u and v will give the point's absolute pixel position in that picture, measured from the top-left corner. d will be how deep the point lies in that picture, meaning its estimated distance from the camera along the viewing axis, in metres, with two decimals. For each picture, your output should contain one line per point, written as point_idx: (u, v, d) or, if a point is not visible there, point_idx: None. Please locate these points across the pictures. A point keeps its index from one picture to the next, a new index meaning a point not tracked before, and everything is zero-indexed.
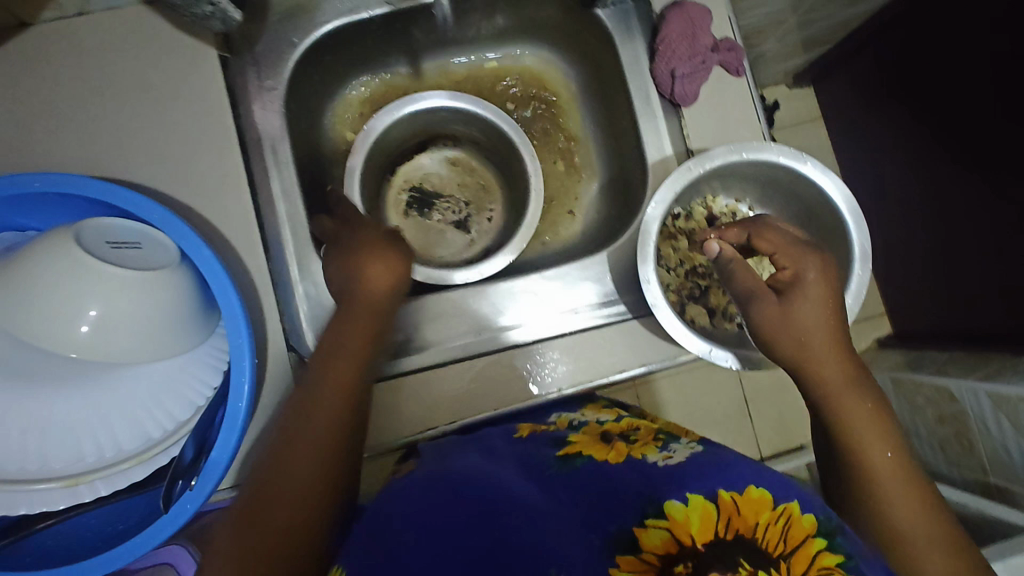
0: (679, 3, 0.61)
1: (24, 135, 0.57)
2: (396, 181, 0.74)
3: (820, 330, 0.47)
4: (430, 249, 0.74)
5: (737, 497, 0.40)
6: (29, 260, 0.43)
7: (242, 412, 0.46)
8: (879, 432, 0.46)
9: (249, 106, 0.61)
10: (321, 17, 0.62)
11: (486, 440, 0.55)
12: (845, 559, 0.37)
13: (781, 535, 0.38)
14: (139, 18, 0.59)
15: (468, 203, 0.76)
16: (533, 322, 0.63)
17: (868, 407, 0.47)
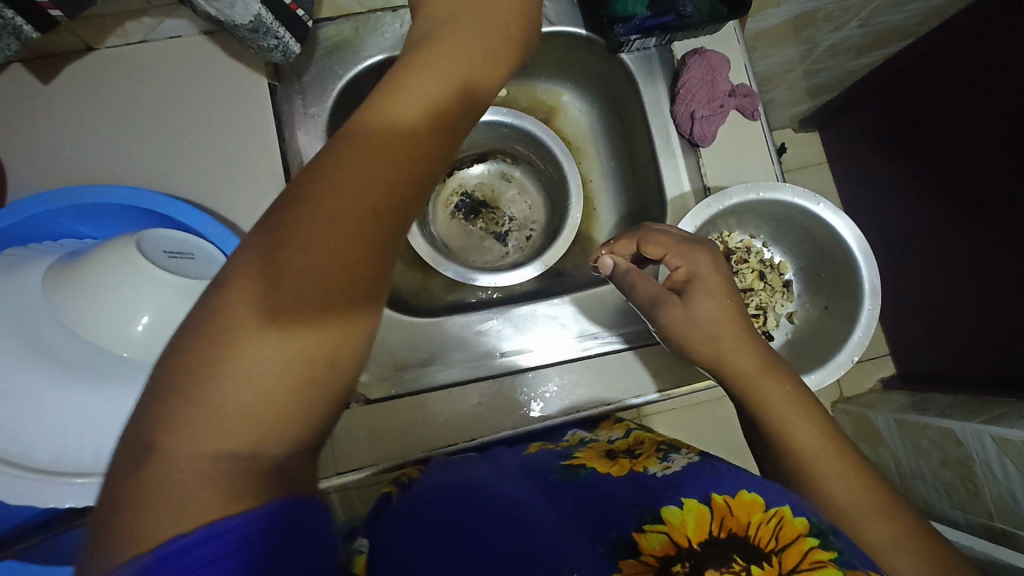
0: (700, 51, 0.65)
1: (84, 149, 0.61)
2: (453, 182, 0.79)
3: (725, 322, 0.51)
4: (467, 253, 0.78)
5: (730, 501, 0.41)
6: (90, 265, 0.46)
7: None
8: (807, 419, 0.48)
9: (293, 131, 0.65)
10: (365, 51, 0.67)
11: (496, 456, 0.57)
12: (838, 556, 0.36)
13: (773, 531, 0.38)
14: (198, 47, 0.63)
15: (513, 218, 0.79)
16: (540, 345, 0.67)
17: (786, 395, 0.49)
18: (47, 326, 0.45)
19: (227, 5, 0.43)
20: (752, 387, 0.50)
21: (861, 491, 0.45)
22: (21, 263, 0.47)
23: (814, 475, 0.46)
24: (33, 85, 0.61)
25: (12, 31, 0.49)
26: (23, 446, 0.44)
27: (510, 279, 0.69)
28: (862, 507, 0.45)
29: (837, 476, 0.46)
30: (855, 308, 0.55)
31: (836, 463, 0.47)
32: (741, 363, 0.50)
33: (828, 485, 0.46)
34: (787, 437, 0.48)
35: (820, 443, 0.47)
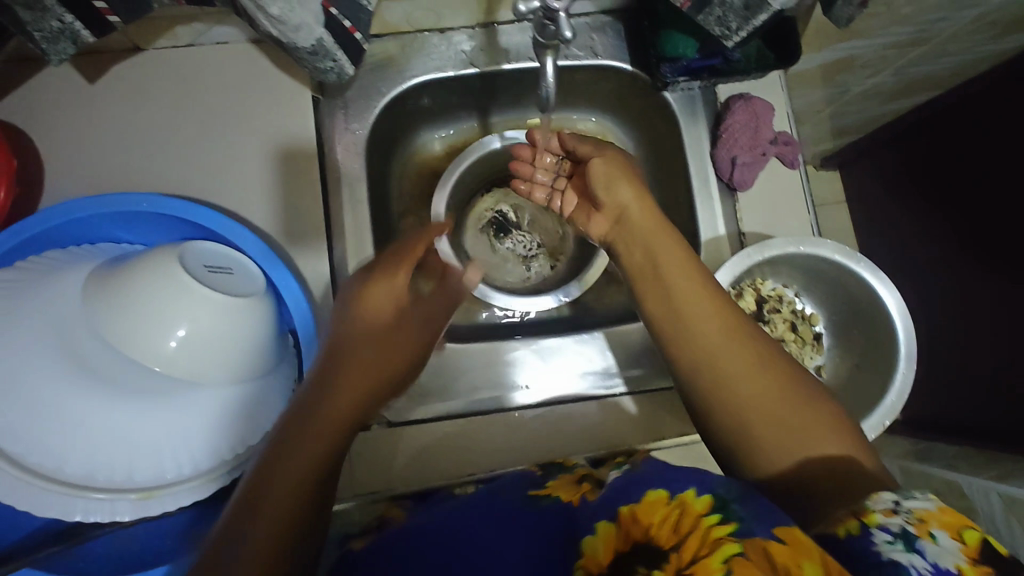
0: (746, 97, 0.65)
1: (124, 149, 0.61)
2: (487, 199, 0.79)
3: (649, 230, 0.55)
4: (491, 271, 0.77)
5: (635, 508, 0.41)
6: (130, 274, 0.45)
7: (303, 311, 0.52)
8: (743, 348, 0.47)
9: (332, 145, 0.65)
10: (409, 70, 0.66)
11: (492, 491, 0.54)
12: (736, 525, 0.35)
13: (673, 524, 0.37)
14: (245, 55, 0.63)
15: (542, 244, 0.79)
16: (540, 377, 0.66)
17: (719, 325, 0.48)
18: (84, 337, 0.44)
19: (293, 30, 0.43)
20: (685, 309, 0.50)
21: (789, 430, 0.43)
22: (66, 271, 0.47)
23: (733, 408, 0.45)
24: (78, 83, 0.61)
25: (69, 35, 0.48)
26: (56, 460, 0.44)
27: (530, 305, 0.69)
28: (784, 453, 0.43)
29: (760, 416, 0.44)
30: (888, 370, 0.55)
31: (763, 397, 0.45)
32: (679, 286, 0.51)
33: (745, 417, 0.44)
34: (715, 365, 0.47)
35: (752, 374, 0.46)
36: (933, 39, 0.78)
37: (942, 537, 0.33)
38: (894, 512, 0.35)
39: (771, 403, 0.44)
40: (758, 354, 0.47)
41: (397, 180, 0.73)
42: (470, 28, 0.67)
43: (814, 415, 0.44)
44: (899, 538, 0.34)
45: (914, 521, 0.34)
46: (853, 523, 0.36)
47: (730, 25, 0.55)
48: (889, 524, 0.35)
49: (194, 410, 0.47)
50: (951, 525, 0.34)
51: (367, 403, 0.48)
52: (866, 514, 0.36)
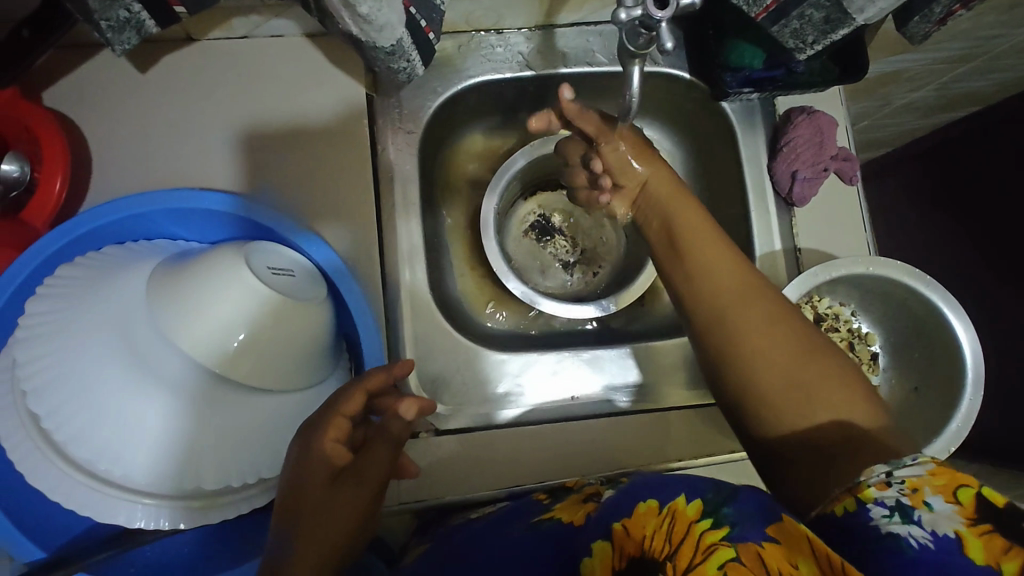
0: (809, 111, 0.64)
1: (174, 141, 0.59)
2: (529, 204, 0.76)
3: (671, 201, 0.52)
4: (531, 276, 0.74)
5: (628, 522, 0.40)
6: (198, 275, 0.44)
7: (335, 269, 0.51)
8: (763, 313, 0.44)
9: (385, 144, 0.63)
10: (465, 71, 0.65)
11: (507, 512, 0.52)
12: (729, 530, 0.35)
13: (666, 535, 0.37)
14: (300, 49, 0.62)
15: (584, 250, 0.76)
16: (583, 387, 0.64)
17: (737, 289, 0.45)
18: (151, 340, 0.43)
19: (377, 30, 0.42)
20: (706, 277, 0.46)
21: (808, 399, 0.41)
22: (129, 270, 0.46)
23: (748, 379, 0.43)
24: (128, 71, 0.59)
25: (135, 25, 0.47)
26: (123, 468, 0.43)
27: (565, 312, 0.66)
28: (800, 423, 0.41)
29: (777, 388, 0.42)
30: (953, 394, 0.54)
31: (781, 368, 0.42)
32: (700, 256, 0.47)
33: (758, 388, 0.42)
34: (729, 336, 0.44)
35: (770, 343, 0.43)
36: (986, 55, 0.69)
37: (937, 502, 0.33)
38: (888, 484, 0.35)
39: (790, 371, 0.41)
40: (777, 318, 0.44)
41: (443, 181, 0.71)
42: (529, 30, 0.65)
43: (831, 378, 0.41)
44: (896, 511, 0.34)
45: (908, 491, 0.34)
46: (850, 499, 0.36)
47: (806, 37, 0.54)
48: (885, 497, 0.35)
49: (257, 418, 0.46)
50: (944, 486, 0.34)
51: (357, 488, 0.43)
52: (861, 489, 0.36)
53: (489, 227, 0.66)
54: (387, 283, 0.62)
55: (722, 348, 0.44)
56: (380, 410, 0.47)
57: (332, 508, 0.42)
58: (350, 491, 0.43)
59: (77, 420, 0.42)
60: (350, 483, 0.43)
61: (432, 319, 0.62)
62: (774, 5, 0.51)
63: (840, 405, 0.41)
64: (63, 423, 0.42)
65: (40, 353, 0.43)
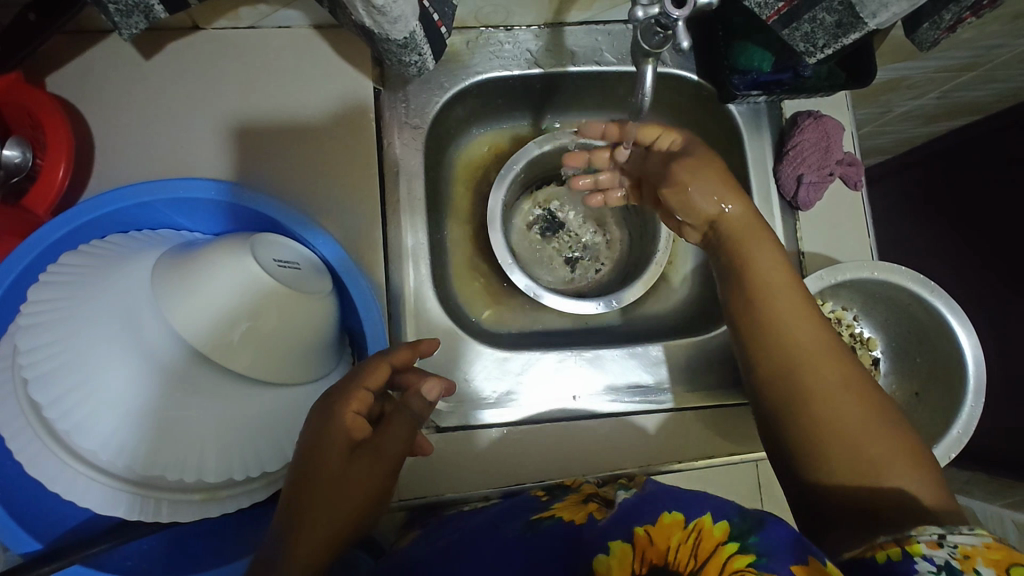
0: (815, 115, 0.64)
1: (178, 131, 0.59)
2: (535, 196, 0.75)
3: (745, 232, 0.50)
4: (534, 271, 0.74)
5: (651, 529, 0.40)
6: (206, 268, 0.43)
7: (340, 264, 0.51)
8: (839, 370, 0.44)
9: (391, 139, 0.63)
10: (472, 66, 0.65)
11: (505, 509, 0.52)
12: (756, 558, 0.36)
13: (691, 551, 0.37)
14: (307, 41, 0.61)
15: (587, 247, 0.76)
16: (585, 385, 0.63)
17: (817, 343, 0.45)
18: (157, 332, 0.42)
19: (391, 22, 0.41)
20: (783, 326, 0.46)
21: (869, 461, 0.42)
22: (134, 259, 0.45)
23: (812, 432, 0.43)
24: (133, 58, 0.59)
25: (144, 9, 0.47)
26: (125, 460, 0.42)
27: (569, 308, 0.66)
28: (855, 479, 0.42)
29: (839, 442, 0.43)
30: (954, 399, 0.54)
31: (847, 425, 0.43)
32: (778, 302, 0.47)
33: (822, 441, 0.43)
34: (799, 388, 0.44)
35: (840, 402, 0.43)
36: (989, 63, 0.69)
37: (987, 572, 0.34)
38: (938, 544, 0.37)
39: (857, 433, 0.42)
40: (851, 378, 0.44)
41: (448, 178, 0.71)
42: (537, 27, 0.65)
43: (895, 446, 0.42)
44: (943, 568, 0.35)
45: (958, 555, 0.35)
46: (895, 548, 0.37)
47: (817, 41, 0.53)
48: (933, 555, 0.36)
49: (262, 412, 0.46)
50: (996, 560, 0.35)
51: (378, 464, 0.44)
52: (910, 543, 0.37)
53: (493, 223, 0.65)
54: (391, 279, 0.61)
55: (791, 397, 0.45)
56: (400, 386, 0.50)
57: (349, 475, 0.43)
58: (369, 464, 0.44)
59: (80, 411, 0.42)
60: (371, 455, 0.44)
61: (435, 315, 0.62)
62: (786, 7, 0.52)
63: (900, 473, 0.42)
64: (65, 414, 0.42)
65: (44, 342, 0.43)
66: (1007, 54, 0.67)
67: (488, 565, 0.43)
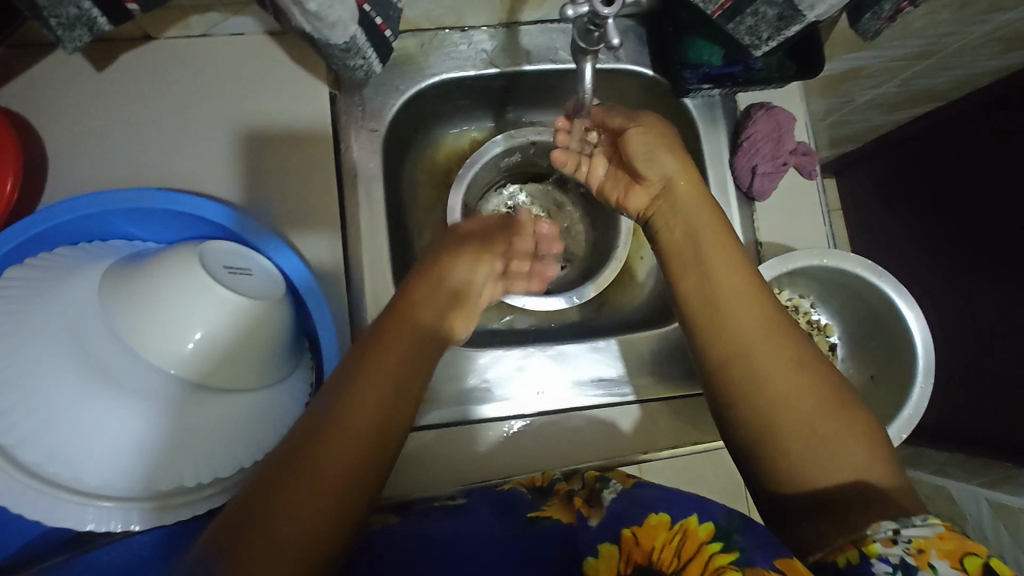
0: (767, 106, 0.66)
1: (131, 141, 0.59)
2: (501, 194, 0.76)
3: (692, 205, 0.52)
4: None
5: (636, 530, 0.42)
6: (149, 272, 0.44)
7: (298, 272, 0.50)
8: (789, 357, 0.45)
9: (348, 142, 0.63)
10: (428, 69, 0.65)
11: (491, 501, 0.53)
12: (737, 554, 0.38)
13: (675, 551, 0.40)
14: (260, 47, 0.61)
15: None
16: (551, 381, 0.64)
17: (762, 325, 0.47)
18: (105, 343, 0.42)
19: (328, 26, 0.42)
20: (735, 310, 0.47)
21: (825, 449, 0.43)
22: (82, 268, 0.46)
23: (770, 419, 0.44)
24: (84, 69, 0.59)
25: (86, 23, 0.46)
26: (73, 470, 0.42)
27: (534, 305, 0.67)
28: (817, 469, 0.42)
29: (795, 428, 0.43)
30: (906, 382, 0.55)
31: (802, 411, 0.44)
32: (728, 285, 0.49)
33: (781, 428, 0.44)
34: (753, 373, 0.45)
35: (792, 386, 0.44)
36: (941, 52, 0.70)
37: (942, 566, 0.35)
38: (894, 542, 0.37)
39: (815, 420, 0.43)
40: (803, 366, 0.45)
41: (410, 181, 0.72)
42: (492, 27, 0.66)
43: (849, 433, 0.43)
44: (899, 568, 0.36)
45: (913, 551, 0.36)
46: (853, 552, 0.38)
47: (761, 35, 0.54)
48: (889, 554, 0.37)
49: (212, 416, 0.45)
50: (950, 551, 0.35)
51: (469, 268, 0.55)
52: (866, 543, 0.38)
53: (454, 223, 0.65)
54: (353, 284, 0.61)
55: (749, 383, 0.45)
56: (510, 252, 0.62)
57: (373, 382, 0.43)
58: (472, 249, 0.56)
59: (25, 421, 0.42)
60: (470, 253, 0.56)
61: None
62: (728, 2, 0.52)
63: (856, 459, 0.42)
64: (9, 427, 0.41)
65: None
66: (960, 41, 0.67)
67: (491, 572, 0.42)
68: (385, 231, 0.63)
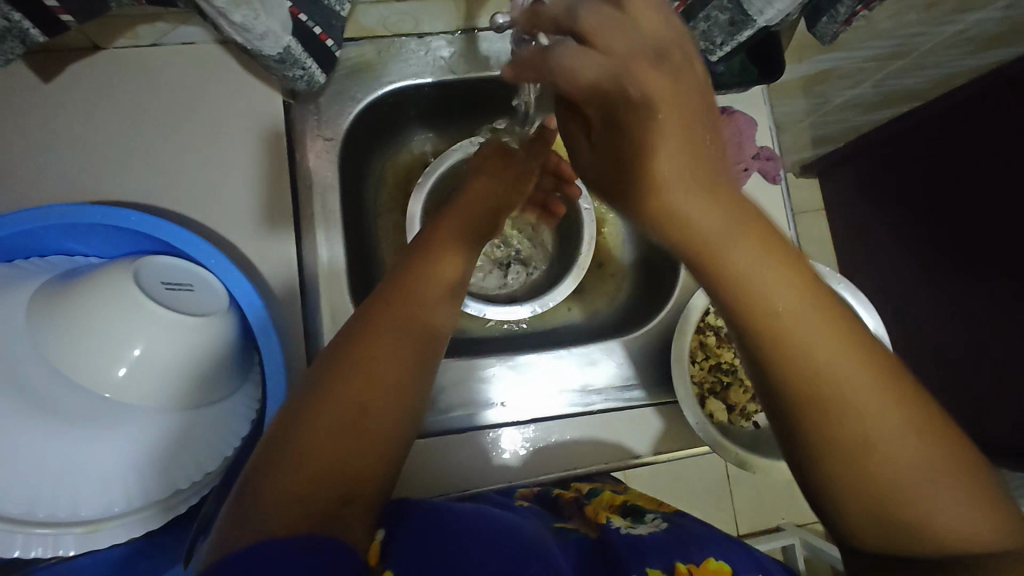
0: (727, 111, 0.65)
1: (79, 154, 0.57)
2: None
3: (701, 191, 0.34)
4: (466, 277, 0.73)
5: (694, 569, 0.40)
6: (85, 292, 0.43)
7: (240, 282, 0.48)
8: (867, 382, 0.34)
9: (304, 151, 0.62)
10: (386, 76, 0.64)
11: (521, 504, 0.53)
12: None
13: None
14: (212, 55, 0.60)
15: (520, 252, 0.75)
16: (515, 392, 0.63)
17: (825, 342, 0.34)
18: (33, 365, 0.42)
19: (258, 38, 0.42)
20: (787, 331, 0.34)
21: (915, 495, 0.33)
22: (23, 283, 0.45)
23: (845, 476, 0.34)
24: (30, 81, 0.57)
25: (17, 35, 0.45)
26: None
27: (504, 315, 0.66)
28: (905, 518, 0.33)
29: (879, 479, 0.33)
30: None
31: (882, 459, 0.33)
32: (772, 292, 0.34)
33: (853, 481, 0.33)
34: (822, 415, 0.34)
35: (869, 420, 0.33)
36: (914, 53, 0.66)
37: None
38: None
39: (897, 466, 0.33)
40: (889, 394, 0.34)
41: (373, 191, 0.71)
42: (450, 34, 0.65)
43: (937, 470, 0.33)
44: None
45: None
46: None
47: (715, 39, 0.53)
48: None
49: (149, 436, 0.45)
50: None
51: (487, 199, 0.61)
52: None
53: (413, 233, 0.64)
54: (308, 294, 0.60)
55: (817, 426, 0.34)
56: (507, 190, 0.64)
57: (391, 336, 0.44)
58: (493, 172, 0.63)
59: None
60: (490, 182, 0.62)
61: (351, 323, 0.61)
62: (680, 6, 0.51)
63: (944, 502, 0.33)
64: None
65: None
66: (930, 42, 0.64)
67: (484, 566, 0.39)
68: (342, 242, 0.62)
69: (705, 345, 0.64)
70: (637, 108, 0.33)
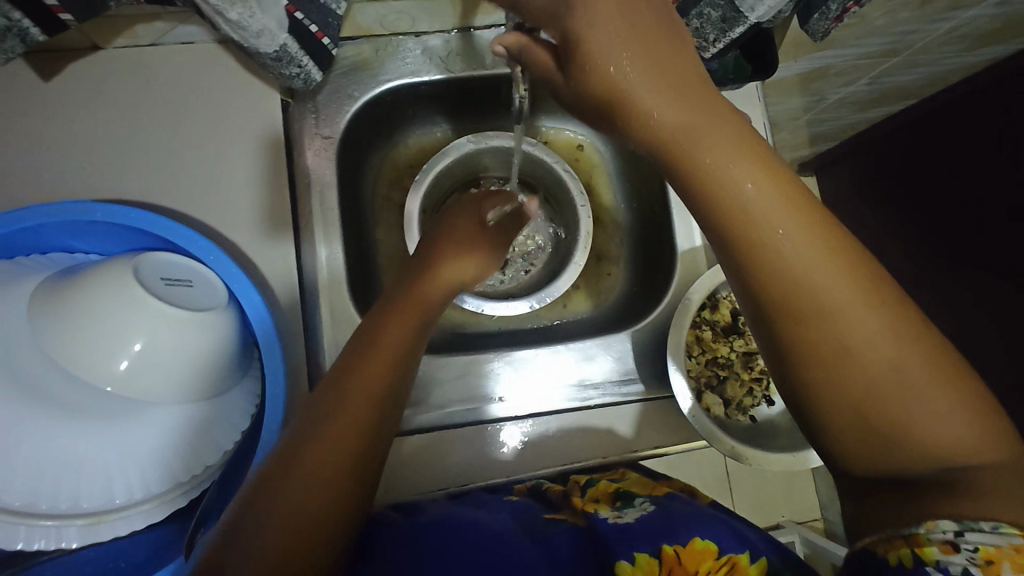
0: None
1: (78, 153, 0.58)
2: None
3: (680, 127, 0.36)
4: None
5: (680, 550, 0.41)
6: (84, 287, 0.44)
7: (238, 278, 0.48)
8: (861, 301, 0.34)
9: (301, 150, 0.63)
10: (382, 75, 0.65)
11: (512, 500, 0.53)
12: None
13: None
14: (210, 55, 0.61)
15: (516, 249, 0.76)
16: (512, 388, 0.63)
17: (817, 256, 0.34)
18: (34, 360, 0.42)
19: (255, 35, 0.43)
20: (779, 249, 0.34)
21: (907, 414, 0.33)
22: (24, 279, 0.46)
23: (837, 392, 0.34)
24: (30, 81, 0.58)
25: (18, 33, 0.46)
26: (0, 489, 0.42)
27: (500, 311, 0.66)
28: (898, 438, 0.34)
29: (870, 401, 0.34)
30: None
31: (874, 381, 0.34)
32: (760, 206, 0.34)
33: (844, 399, 0.34)
34: (810, 336, 0.34)
35: (861, 340, 0.34)
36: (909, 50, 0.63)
37: None
38: None
39: (889, 385, 0.33)
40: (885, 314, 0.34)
41: (371, 189, 0.71)
42: (446, 32, 0.65)
43: (936, 394, 0.33)
44: None
45: None
46: None
47: (709, 36, 0.54)
48: None
49: (149, 430, 0.46)
50: None
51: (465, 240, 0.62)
52: None
53: (411, 229, 0.65)
54: (306, 291, 0.61)
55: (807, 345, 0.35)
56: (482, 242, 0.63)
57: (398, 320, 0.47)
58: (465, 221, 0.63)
59: None
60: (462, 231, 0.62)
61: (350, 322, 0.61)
62: None
63: (935, 426, 0.33)
64: None
65: None
66: (922, 40, 0.61)
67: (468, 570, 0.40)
68: (339, 239, 0.62)
69: (702, 340, 0.64)
70: (605, 42, 0.35)
